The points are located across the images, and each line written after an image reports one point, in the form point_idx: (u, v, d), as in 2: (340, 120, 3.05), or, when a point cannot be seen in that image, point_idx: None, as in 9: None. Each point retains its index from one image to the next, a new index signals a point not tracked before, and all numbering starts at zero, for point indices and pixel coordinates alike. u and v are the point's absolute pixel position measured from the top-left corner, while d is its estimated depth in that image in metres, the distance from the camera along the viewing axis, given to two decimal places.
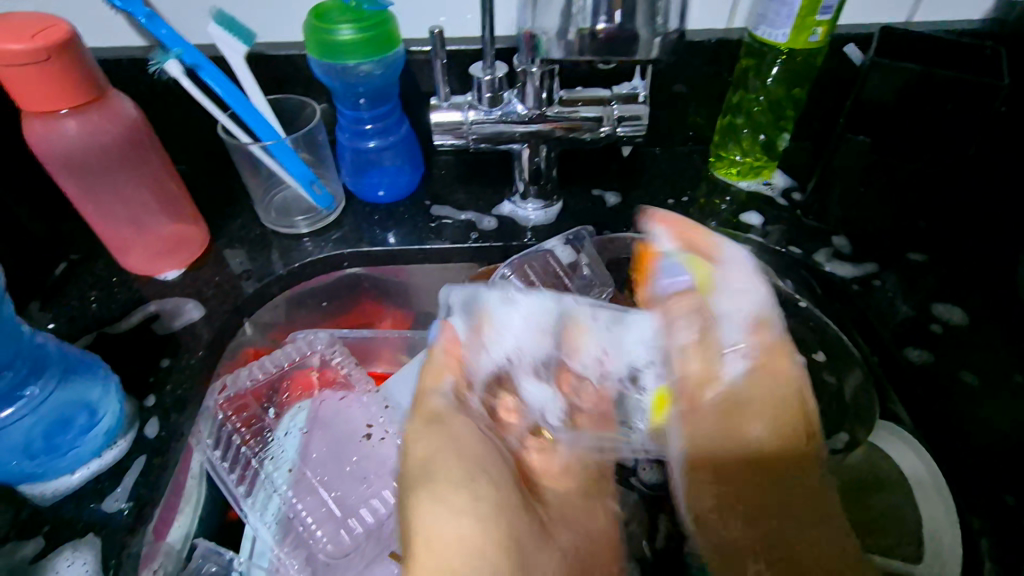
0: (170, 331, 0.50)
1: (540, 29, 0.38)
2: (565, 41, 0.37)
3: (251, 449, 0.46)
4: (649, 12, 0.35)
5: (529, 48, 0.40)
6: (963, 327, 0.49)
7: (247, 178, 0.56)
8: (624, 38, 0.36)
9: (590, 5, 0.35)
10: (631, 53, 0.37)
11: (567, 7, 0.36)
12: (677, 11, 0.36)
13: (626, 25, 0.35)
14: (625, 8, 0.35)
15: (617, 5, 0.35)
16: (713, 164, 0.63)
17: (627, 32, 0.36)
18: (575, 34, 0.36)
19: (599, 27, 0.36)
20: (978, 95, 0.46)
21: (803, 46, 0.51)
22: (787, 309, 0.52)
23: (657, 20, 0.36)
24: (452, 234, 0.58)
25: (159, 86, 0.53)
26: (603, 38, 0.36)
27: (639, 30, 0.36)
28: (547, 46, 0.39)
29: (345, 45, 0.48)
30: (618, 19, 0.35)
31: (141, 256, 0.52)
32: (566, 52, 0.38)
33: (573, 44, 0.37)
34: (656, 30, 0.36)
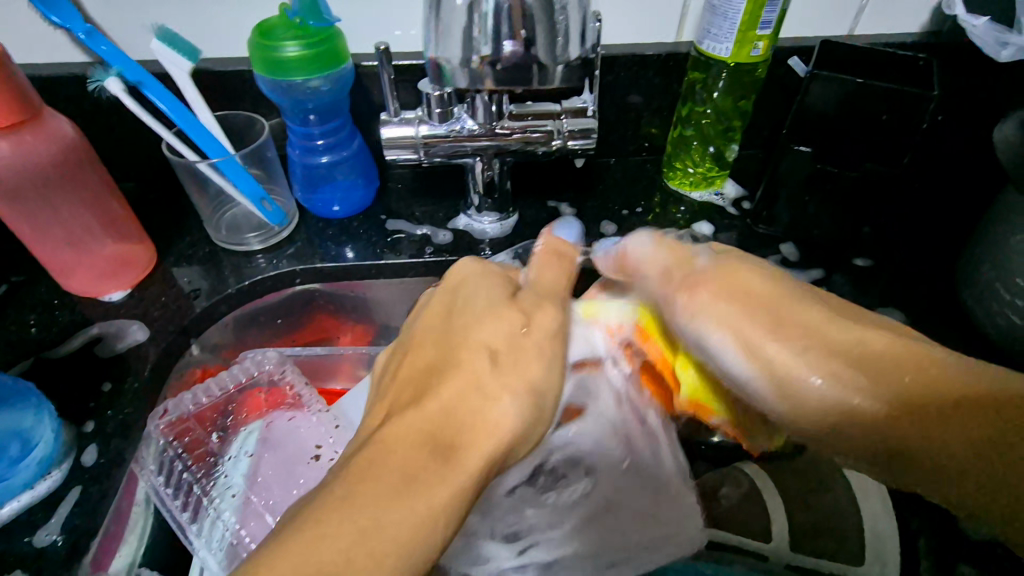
0: (114, 354, 0.49)
1: (444, 58, 0.38)
2: (469, 70, 0.37)
3: (195, 474, 0.45)
4: (549, 33, 0.36)
5: (436, 76, 0.40)
6: (905, 331, 0.51)
7: (195, 196, 0.55)
8: (528, 64, 0.36)
9: (491, 29, 0.35)
10: (534, 81, 0.37)
11: (468, 36, 0.36)
12: (577, 36, 0.37)
13: (531, 47, 0.36)
14: (525, 32, 0.35)
15: (519, 26, 0.35)
16: (667, 175, 0.64)
17: (529, 58, 0.36)
18: (478, 62, 0.37)
19: (502, 54, 0.36)
20: (910, 107, 0.48)
21: (747, 60, 0.52)
22: None
23: (557, 41, 0.36)
24: (408, 249, 0.58)
25: (101, 105, 0.52)
26: (507, 65, 0.37)
27: (542, 54, 0.36)
28: (452, 76, 0.38)
29: (291, 62, 0.48)
30: (521, 39, 0.36)
31: (84, 277, 0.51)
32: (471, 80, 0.38)
33: (477, 73, 0.37)
34: (558, 59, 0.37)
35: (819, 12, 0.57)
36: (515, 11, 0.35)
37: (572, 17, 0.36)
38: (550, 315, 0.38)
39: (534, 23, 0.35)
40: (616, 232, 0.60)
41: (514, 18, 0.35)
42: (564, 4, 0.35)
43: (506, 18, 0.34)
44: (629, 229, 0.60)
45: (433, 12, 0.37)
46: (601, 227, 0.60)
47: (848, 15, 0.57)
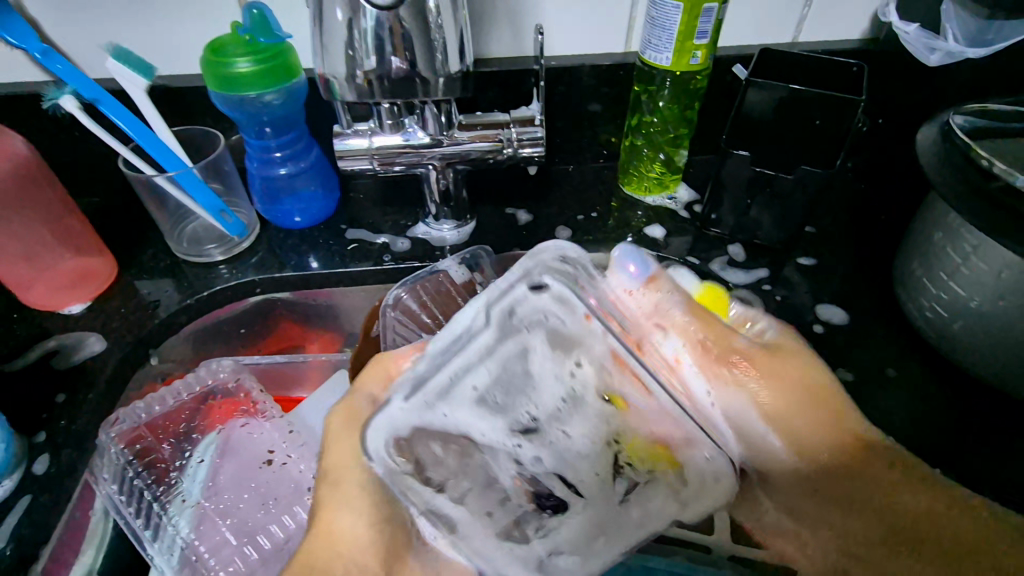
0: (70, 365, 0.49)
1: (331, 72, 0.40)
2: (356, 84, 0.40)
3: (146, 481, 0.46)
4: (428, 50, 0.38)
5: (325, 90, 0.42)
6: (844, 326, 0.53)
7: (154, 210, 0.56)
8: (411, 79, 0.39)
9: (373, 45, 0.38)
10: (416, 92, 0.40)
11: (350, 51, 0.38)
12: (454, 54, 0.39)
13: (413, 64, 0.38)
14: (406, 53, 0.38)
15: (398, 44, 0.38)
16: (622, 180, 0.65)
17: (413, 73, 0.39)
18: (364, 77, 0.39)
19: (388, 70, 0.39)
20: (840, 110, 0.50)
21: (687, 68, 0.54)
22: None
23: (436, 57, 0.39)
24: (368, 256, 0.60)
25: (58, 122, 0.53)
26: (391, 79, 0.39)
27: (422, 69, 0.39)
28: (339, 89, 0.40)
29: (243, 77, 0.49)
30: (403, 57, 0.38)
31: (42, 291, 0.52)
32: (358, 93, 0.40)
33: (364, 87, 0.39)
34: (438, 72, 0.39)
35: (761, 22, 0.59)
36: (395, 34, 0.37)
37: (448, 35, 0.39)
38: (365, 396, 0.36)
39: (413, 43, 0.38)
40: (570, 236, 0.61)
41: (394, 40, 0.37)
42: (441, 24, 0.38)
43: (386, 40, 0.37)
44: (584, 234, 0.62)
45: (319, 32, 0.39)
46: (556, 233, 0.62)
47: (789, 24, 0.60)
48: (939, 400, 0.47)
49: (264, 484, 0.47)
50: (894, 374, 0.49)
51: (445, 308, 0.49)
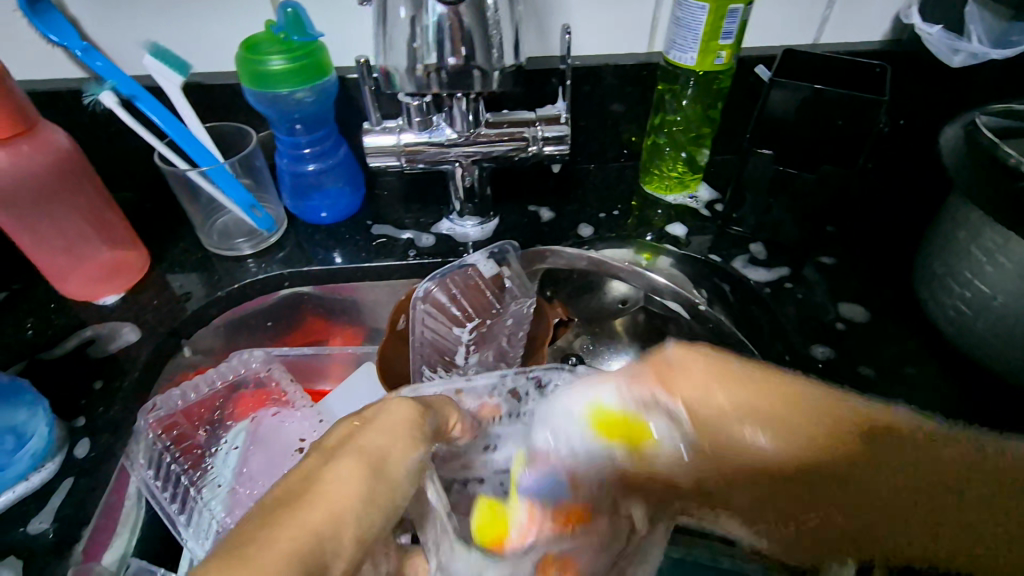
0: (106, 354, 0.51)
1: (392, 65, 0.41)
2: (415, 77, 0.40)
3: (183, 467, 0.47)
4: (485, 44, 0.39)
5: (383, 82, 0.42)
6: (862, 325, 0.53)
7: (187, 204, 0.58)
8: (469, 72, 0.40)
9: (434, 41, 0.38)
10: (474, 86, 0.41)
11: (411, 47, 0.39)
12: (509, 48, 0.40)
13: (472, 58, 0.39)
14: (465, 48, 0.39)
15: (458, 41, 0.38)
16: (643, 179, 0.66)
17: (470, 66, 0.40)
18: (424, 69, 0.40)
19: (446, 63, 0.39)
20: (863, 110, 0.50)
21: (711, 68, 0.55)
22: (691, 315, 0.53)
23: (493, 52, 0.40)
24: (393, 252, 0.60)
25: (97, 117, 0.54)
26: (451, 72, 0.40)
27: (482, 63, 0.40)
28: (398, 82, 0.41)
29: (276, 73, 0.50)
30: (462, 53, 0.39)
31: (79, 282, 0.53)
32: (418, 86, 0.41)
33: (424, 80, 0.40)
34: (494, 65, 0.40)
35: (783, 23, 0.60)
36: (456, 29, 0.38)
37: (504, 30, 0.40)
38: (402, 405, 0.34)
39: (473, 38, 0.38)
40: (593, 234, 0.62)
41: (456, 36, 0.38)
42: (498, 19, 0.39)
43: (447, 33, 0.37)
44: (606, 231, 0.62)
45: (381, 26, 0.40)
46: (578, 230, 0.62)
47: (811, 25, 0.60)
48: (967, 398, 0.47)
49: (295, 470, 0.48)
50: (917, 371, 0.49)
51: (477, 299, 0.53)
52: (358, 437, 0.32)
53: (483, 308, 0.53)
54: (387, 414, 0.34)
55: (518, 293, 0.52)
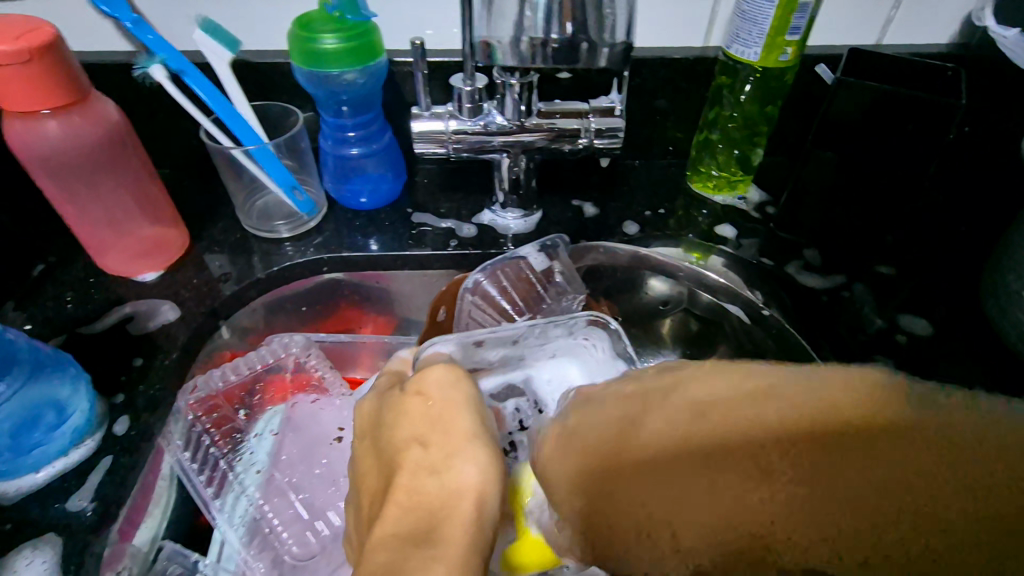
0: (144, 332, 0.50)
1: (495, 38, 0.39)
2: (519, 50, 0.39)
3: (221, 450, 0.47)
4: (598, 21, 0.38)
5: (481, 58, 0.41)
6: (927, 338, 0.51)
7: (230, 183, 0.57)
8: (577, 47, 0.38)
9: (542, 17, 0.37)
10: (577, 63, 0.39)
11: (520, 17, 0.37)
12: (624, 26, 0.38)
13: (578, 36, 0.38)
14: (575, 22, 0.37)
15: (568, 17, 0.37)
16: (690, 177, 0.64)
17: (579, 41, 0.38)
18: (528, 43, 0.38)
19: (552, 38, 0.38)
20: (937, 115, 0.48)
21: (775, 65, 0.52)
22: (752, 320, 0.50)
23: (604, 31, 0.38)
24: (433, 241, 0.59)
25: (144, 91, 0.54)
26: (556, 48, 0.38)
27: (589, 41, 0.38)
28: (500, 55, 0.40)
29: (328, 53, 0.49)
30: (568, 30, 0.37)
31: (120, 257, 0.52)
32: (520, 60, 0.40)
33: (527, 53, 0.39)
34: (605, 41, 0.38)
35: (848, 21, 0.57)
36: (567, 3, 0.36)
37: (619, 11, 0.38)
38: (439, 368, 0.34)
39: (586, 11, 0.37)
40: (639, 232, 0.60)
41: (567, 9, 0.37)
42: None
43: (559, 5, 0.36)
44: (651, 230, 0.60)
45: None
46: (623, 227, 0.61)
47: (876, 25, 0.58)
48: None
49: (331, 456, 0.48)
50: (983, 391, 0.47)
51: (524, 293, 0.52)
52: (443, 411, 0.32)
53: (531, 304, 0.51)
54: (448, 385, 0.34)
55: (568, 289, 0.51)
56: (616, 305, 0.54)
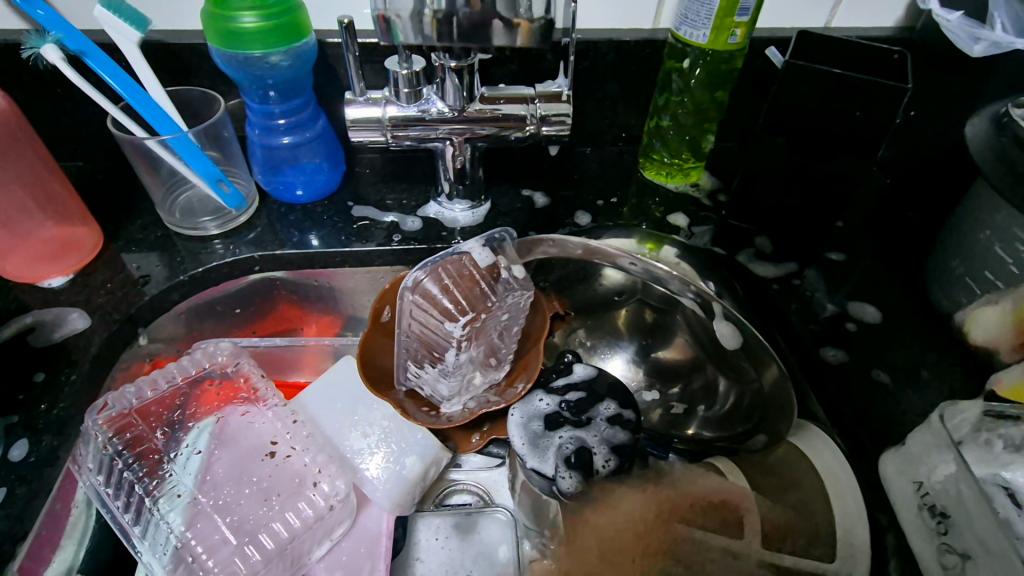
0: (50, 343, 0.46)
1: (394, 12, 0.37)
2: (422, 26, 0.37)
3: (137, 472, 0.43)
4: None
5: (382, 34, 0.38)
6: (877, 325, 0.51)
7: (144, 177, 0.52)
8: (487, 22, 0.36)
9: None
10: (488, 39, 0.37)
11: None
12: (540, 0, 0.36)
13: (489, 10, 0.36)
14: None
15: None
16: (643, 164, 0.63)
17: (489, 15, 0.36)
18: (432, 16, 0.36)
19: (460, 11, 0.36)
20: (883, 99, 0.47)
21: (724, 47, 0.51)
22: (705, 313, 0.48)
23: (519, 4, 0.36)
24: (376, 236, 0.56)
25: (40, 75, 0.48)
26: (464, 22, 0.36)
27: (502, 16, 0.36)
28: (402, 31, 0.37)
29: (247, 33, 0.45)
30: (477, 5, 0.35)
31: (21, 261, 0.47)
32: (425, 37, 0.37)
33: (431, 28, 0.37)
34: (519, 17, 0.36)
35: (797, 2, 0.56)
36: None
37: None
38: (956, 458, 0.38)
39: None
40: (591, 221, 0.58)
41: None
42: None
43: None
44: (604, 219, 0.58)
45: None
46: (575, 217, 0.59)
47: (825, 6, 0.57)
48: None
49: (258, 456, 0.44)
50: (930, 376, 0.48)
51: (467, 291, 0.51)
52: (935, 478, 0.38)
53: (476, 301, 0.51)
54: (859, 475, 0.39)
55: (514, 285, 0.50)
56: (567, 298, 0.53)
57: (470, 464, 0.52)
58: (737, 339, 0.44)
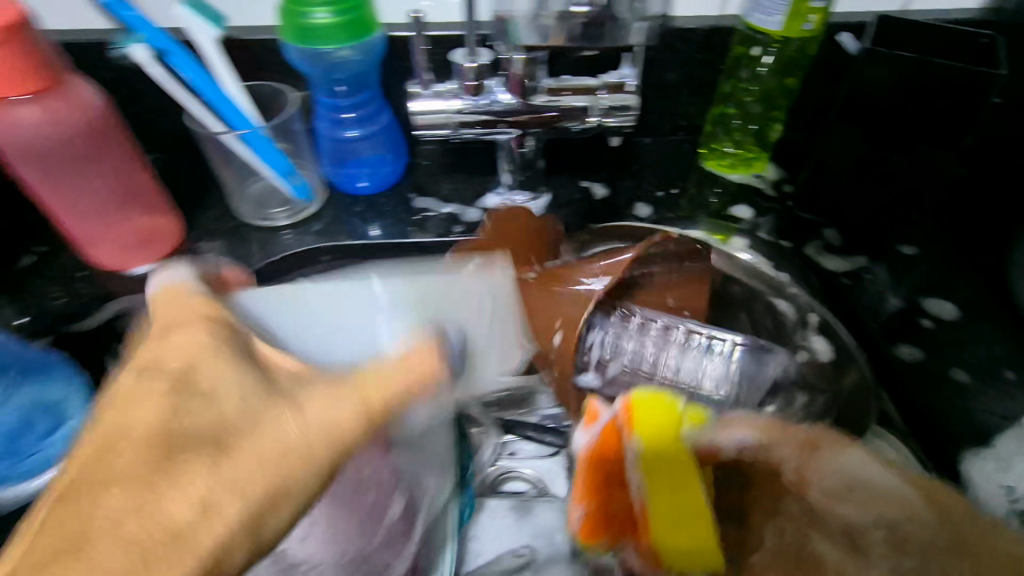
0: (138, 328, 0.48)
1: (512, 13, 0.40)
2: (539, 25, 0.39)
3: None
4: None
5: (499, 34, 0.42)
6: (954, 322, 0.50)
7: (221, 168, 0.54)
8: (603, 19, 0.38)
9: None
10: (603, 40, 0.39)
11: None
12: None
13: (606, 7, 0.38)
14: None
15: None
16: (703, 155, 0.62)
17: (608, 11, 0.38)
18: (548, 16, 0.39)
19: (576, 9, 0.38)
20: (972, 87, 0.45)
21: (797, 34, 0.49)
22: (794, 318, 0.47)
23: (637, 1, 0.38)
24: (436, 227, 0.57)
25: (126, 70, 0.50)
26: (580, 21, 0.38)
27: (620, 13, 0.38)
28: (519, 31, 0.40)
29: (321, 29, 0.46)
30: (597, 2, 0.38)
31: (110, 249, 0.50)
32: (540, 37, 0.40)
33: (547, 27, 0.39)
34: (637, 14, 0.38)
35: None
36: None
37: None
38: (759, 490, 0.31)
39: None
40: (651, 214, 0.58)
41: None
42: None
43: None
44: (664, 211, 0.58)
45: None
46: (635, 209, 0.58)
47: None
48: None
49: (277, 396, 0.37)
50: (1014, 378, 0.46)
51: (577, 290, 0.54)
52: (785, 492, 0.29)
53: None
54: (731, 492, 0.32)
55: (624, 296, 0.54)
56: None
57: (524, 451, 0.51)
58: (832, 355, 0.45)
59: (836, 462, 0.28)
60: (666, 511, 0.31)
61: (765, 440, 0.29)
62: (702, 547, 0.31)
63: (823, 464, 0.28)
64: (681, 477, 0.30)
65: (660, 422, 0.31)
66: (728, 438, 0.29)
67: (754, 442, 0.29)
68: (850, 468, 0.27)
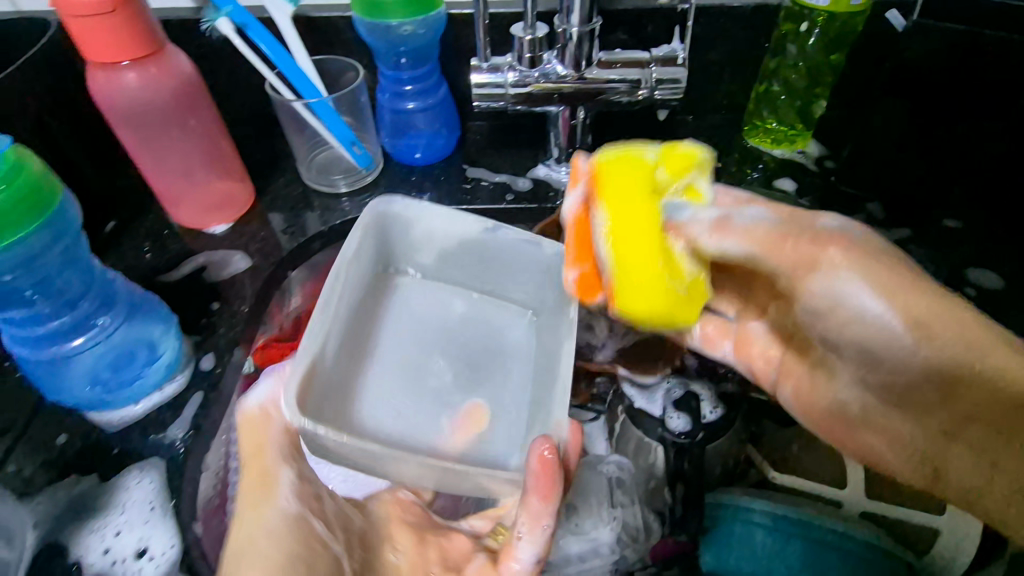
0: (219, 280, 0.52)
1: None
2: None
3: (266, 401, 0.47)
4: None
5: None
6: (997, 291, 0.51)
7: (292, 137, 0.58)
8: None
9: None
10: None
11: None
12: None
13: None
14: None
15: None
16: (747, 132, 0.63)
17: None
18: None
19: None
20: None
21: (845, 9, 0.51)
22: None
23: None
24: (488, 196, 0.60)
25: (211, 45, 0.55)
26: None
27: None
28: None
29: (390, 3, 0.49)
30: None
31: (193, 209, 0.55)
32: None
33: None
34: None
35: None
36: None
37: None
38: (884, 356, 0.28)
39: None
40: None
41: None
42: None
43: None
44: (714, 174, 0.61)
45: None
46: None
47: None
48: None
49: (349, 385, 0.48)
50: None
51: None
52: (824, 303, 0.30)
53: None
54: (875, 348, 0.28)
55: None
56: None
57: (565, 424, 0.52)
58: None
59: (829, 285, 0.29)
60: (629, 279, 0.33)
61: (723, 242, 0.31)
62: (664, 308, 0.33)
63: (812, 279, 0.29)
64: (651, 225, 0.32)
65: (635, 173, 0.34)
66: (720, 246, 0.31)
67: (746, 255, 0.31)
68: (842, 291, 0.29)
